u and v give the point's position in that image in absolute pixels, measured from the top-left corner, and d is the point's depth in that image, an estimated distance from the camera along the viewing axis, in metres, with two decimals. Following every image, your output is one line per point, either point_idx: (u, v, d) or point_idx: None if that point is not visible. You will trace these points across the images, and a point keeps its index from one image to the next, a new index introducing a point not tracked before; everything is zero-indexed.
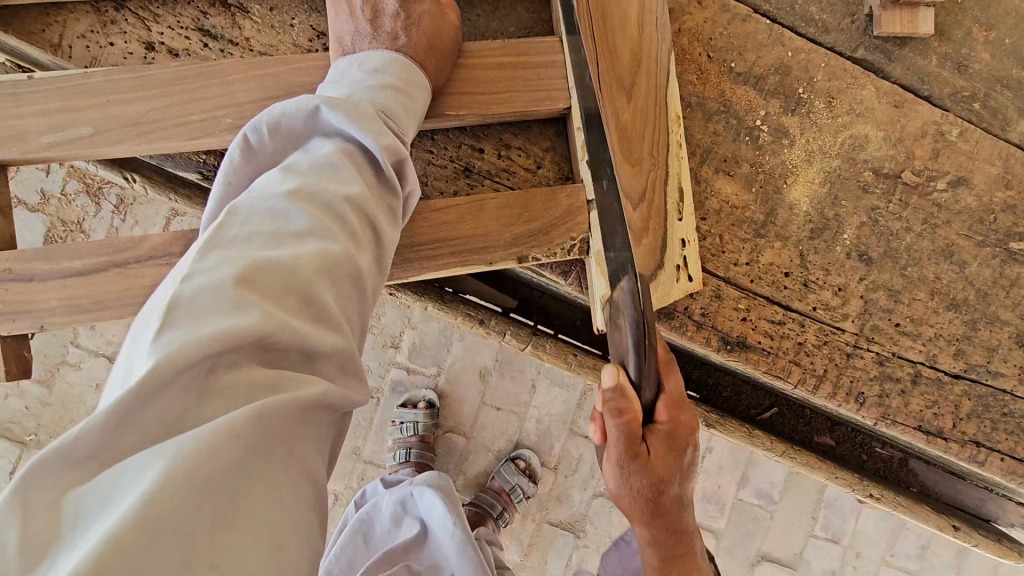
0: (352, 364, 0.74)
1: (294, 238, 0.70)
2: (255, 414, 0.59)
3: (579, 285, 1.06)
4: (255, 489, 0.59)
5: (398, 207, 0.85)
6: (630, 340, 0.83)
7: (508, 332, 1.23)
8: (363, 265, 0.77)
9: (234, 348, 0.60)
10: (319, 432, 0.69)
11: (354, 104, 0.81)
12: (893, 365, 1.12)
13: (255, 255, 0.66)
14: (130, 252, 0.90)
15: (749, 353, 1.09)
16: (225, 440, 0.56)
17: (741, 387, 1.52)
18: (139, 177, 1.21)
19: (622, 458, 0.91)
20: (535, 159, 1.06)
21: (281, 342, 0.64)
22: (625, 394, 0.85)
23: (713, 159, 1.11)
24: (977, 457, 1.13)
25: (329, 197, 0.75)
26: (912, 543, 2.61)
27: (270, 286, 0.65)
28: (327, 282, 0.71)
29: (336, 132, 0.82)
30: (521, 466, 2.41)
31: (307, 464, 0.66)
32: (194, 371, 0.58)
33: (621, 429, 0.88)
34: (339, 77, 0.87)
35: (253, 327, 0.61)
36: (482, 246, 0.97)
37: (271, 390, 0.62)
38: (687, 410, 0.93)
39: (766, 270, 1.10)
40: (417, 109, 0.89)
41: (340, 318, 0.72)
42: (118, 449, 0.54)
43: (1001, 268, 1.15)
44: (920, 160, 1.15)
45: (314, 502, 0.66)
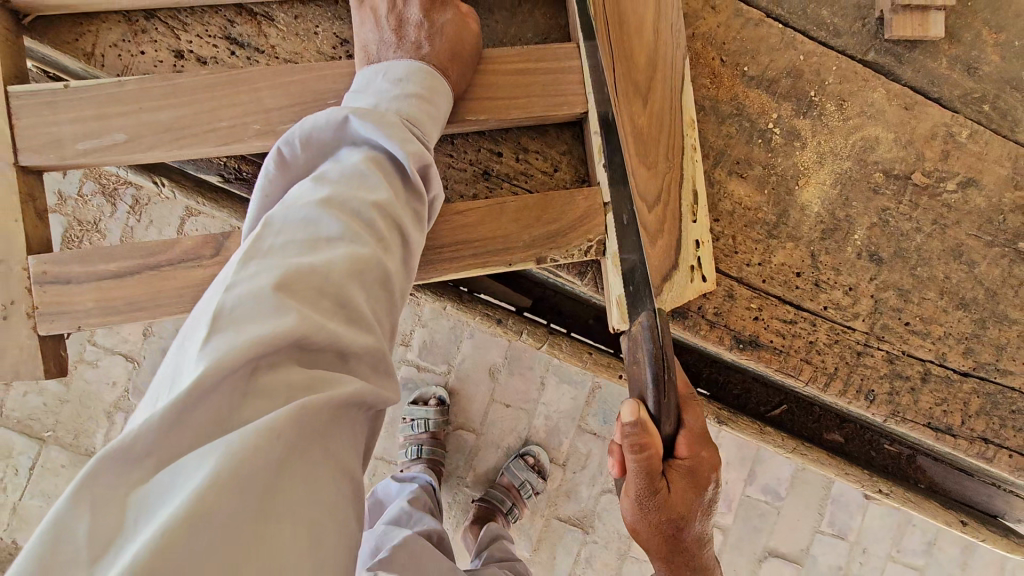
0: (382, 364, 0.77)
1: (326, 245, 0.73)
2: (296, 413, 0.62)
3: (594, 285, 1.09)
4: (297, 485, 0.62)
5: (422, 212, 0.88)
6: (648, 374, 0.87)
7: (524, 331, 1.25)
8: (391, 270, 0.80)
9: (276, 350, 0.63)
10: (352, 430, 0.72)
11: (381, 113, 0.84)
12: (903, 363, 1.15)
13: (291, 263, 0.70)
14: (163, 255, 0.93)
15: (761, 351, 1.11)
16: (268, 438, 0.59)
17: (751, 385, 1.54)
18: (165, 180, 1.24)
19: (643, 493, 0.92)
20: (552, 163, 1.08)
21: (317, 343, 0.67)
22: (646, 430, 0.86)
23: (727, 162, 1.13)
24: (986, 453, 1.15)
25: (358, 206, 0.78)
26: (918, 539, 2.64)
27: (306, 291, 0.68)
28: (358, 286, 0.74)
29: (364, 141, 0.85)
30: (531, 463, 2.44)
31: (343, 461, 0.69)
32: (238, 373, 0.61)
33: (643, 467, 0.89)
34: (365, 86, 0.90)
35: (292, 331, 0.64)
36: (502, 248, 0.99)
37: (309, 389, 0.66)
38: (707, 446, 0.95)
39: (778, 270, 1.12)
40: (440, 115, 0.92)
41: (370, 319, 0.75)
42: (170, 447, 0.57)
43: (1010, 267, 1.17)
44: (930, 162, 1.16)
45: (349, 497, 0.69)
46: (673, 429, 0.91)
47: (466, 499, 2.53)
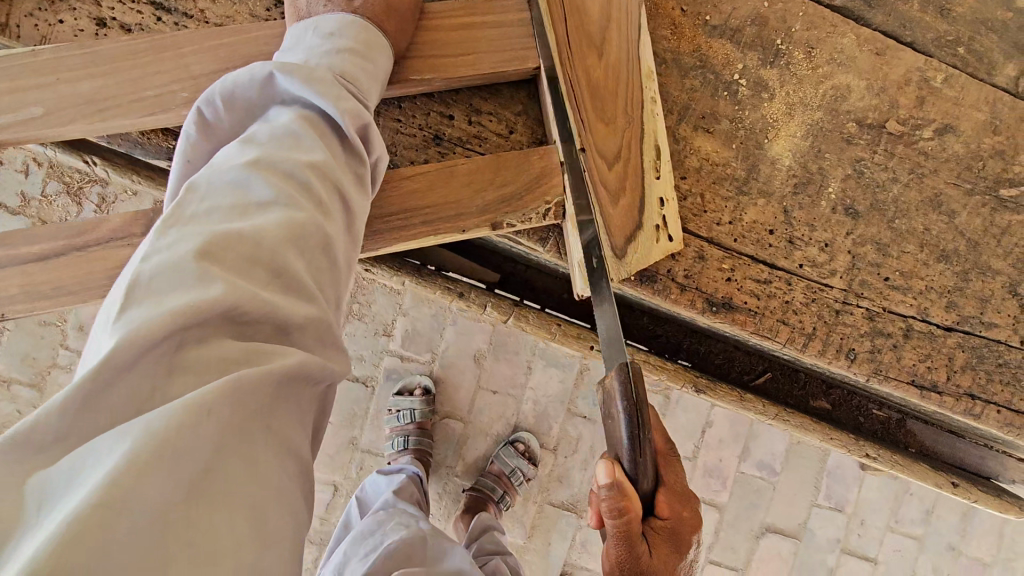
0: (329, 335, 0.70)
1: (259, 209, 0.66)
2: (228, 387, 0.55)
3: (557, 251, 1.04)
4: (235, 467, 0.55)
5: (365, 176, 0.82)
6: (624, 429, 0.77)
7: (489, 304, 1.20)
8: (332, 236, 0.73)
9: (204, 322, 0.56)
10: (298, 407, 0.65)
11: (311, 70, 0.77)
12: (883, 320, 1.10)
13: (217, 230, 0.62)
14: (90, 234, 0.87)
15: (735, 314, 1.06)
16: (198, 412, 0.52)
17: (733, 353, 1.49)
18: (97, 160, 1.18)
19: (623, 559, 0.81)
20: (507, 125, 1.03)
21: (251, 314, 0.60)
22: (624, 492, 0.77)
23: (692, 117, 1.07)
24: (973, 409, 1.11)
25: (292, 166, 0.71)
26: (915, 508, 2.63)
27: (237, 257, 0.61)
28: (296, 251, 0.67)
29: (295, 101, 0.78)
30: (521, 449, 2.40)
31: (288, 440, 0.62)
32: (158, 351, 0.54)
33: (620, 529, 0.80)
34: (295, 44, 0.84)
35: (221, 299, 0.56)
36: (455, 214, 0.94)
37: (244, 364, 0.58)
38: (687, 502, 0.84)
39: (750, 228, 1.07)
40: (378, 74, 0.87)
41: (311, 288, 0.68)
42: (82, 432, 0.50)
43: (991, 216, 1.13)
44: (905, 109, 1.11)
45: (295, 477, 0.62)
46: (654, 484, 0.81)
47: (456, 489, 2.48)
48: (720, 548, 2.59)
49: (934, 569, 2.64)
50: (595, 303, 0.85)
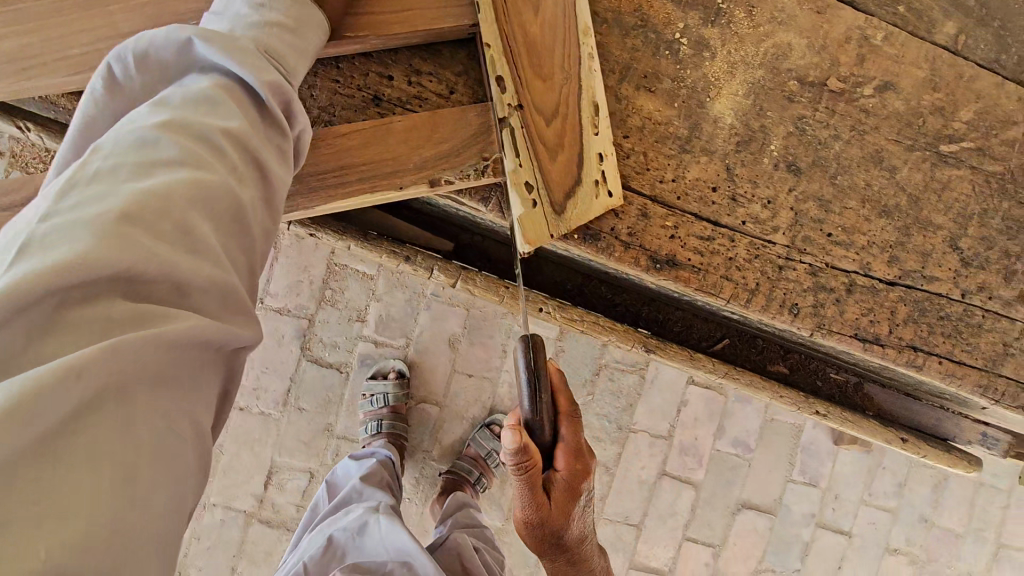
0: (235, 300, 0.66)
1: (162, 168, 0.62)
2: (103, 350, 0.51)
3: (500, 211, 1.03)
4: (108, 431, 0.51)
5: (288, 147, 0.78)
6: (524, 392, 0.85)
7: (436, 268, 1.20)
8: (246, 203, 0.69)
9: (90, 282, 0.52)
10: (196, 375, 0.62)
11: (231, 38, 0.73)
12: (826, 275, 1.11)
13: (115, 188, 0.58)
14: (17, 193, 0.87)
15: (678, 271, 1.07)
16: (60, 376, 0.48)
17: (692, 321, 1.49)
18: (32, 126, 1.17)
19: (526, 506, 0.91)
20: (448, 86, 1.02)
21: (146, 276, 0.56)
22: (527, 451, 0.84)
23: (634, 76, 1.08)
24: (915, 361, 1.13)
25: (203, 129, 0.66)
26: (888, 481, 2.67)
27: (130, 220, 0.56)
28: (201, 215, 0.63)
29: (214, 68, 0.73)
30: (497, 431, 2.40)
31: (181, 406, 0.59)
32: (35, 311, 0.51)
33: (524, 483, 0.88)
34: (223, 10, 0.80)
35: (106, 259, 0.53)
36: (391, 171, 0.94)
37: (134, 325, 0.54)
38: (583, 459, 0.92)
39: (692, 186, 1.08)
40: (309, 49, 0.84)
41: (219, 254, 0.63)
42: None
43: (932, 172, 1.15)
44: (845, 67, 1.12)
45: (187, 445, 0.59)
46: (552, 439, 0.89)
47: (433, 473, 2.47)
48: (697, 525, 2.60)
49: (908, 540, 2.68)
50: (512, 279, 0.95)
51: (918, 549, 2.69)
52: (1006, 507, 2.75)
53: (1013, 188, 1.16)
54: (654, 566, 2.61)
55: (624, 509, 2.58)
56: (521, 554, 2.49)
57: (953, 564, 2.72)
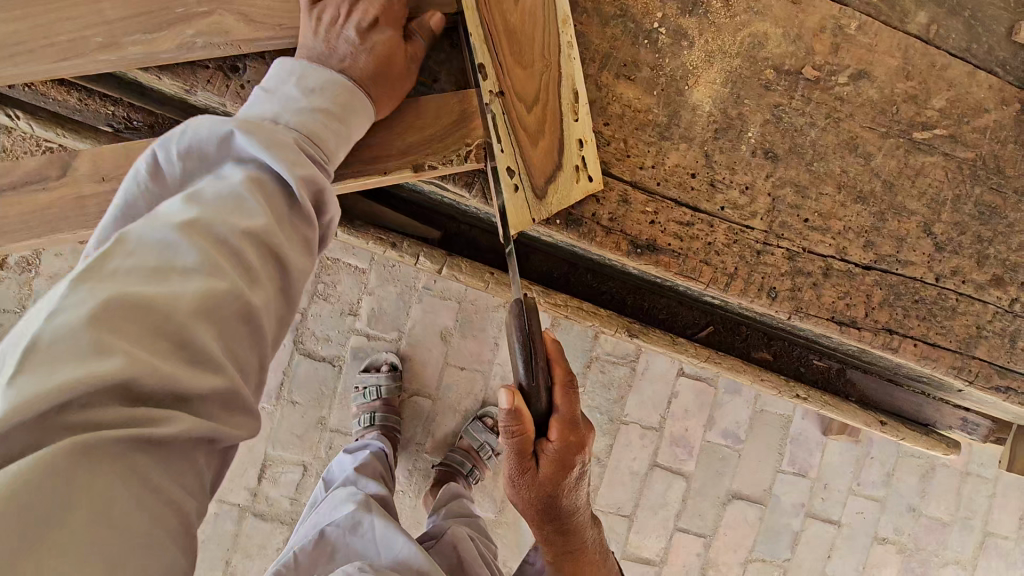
0: (240, 404, 0.65)
1: (173, 270, 0.62)
2: (78, 446, 0.52)
3: (483, 197, 1.05)
4: (84, 530, 0.51)
5: (313, 239, 0.77)
6: (519, 361, 0.82)
7: (422, 255, 1.22)
8: (258, 304, 0.67)
9: (88, 394, 0.53)
10: (192, 474, 0.61)
11: (270, 130, 0.76)
12: (804, 260, 1.14)
13: (125, 288, 0.58)
14: (4, 177, 0.88)
15: (659, 256, 1.09)
16: (35, 478, 0.49)
17: (677, 309, 1.52)
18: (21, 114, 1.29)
19: (514, 469, 0.92)
20: (431, 74, 1.04)
21: (143, 387, 0.56)
22: (518, 418, 0.82)
23: (614, 65, 1.10)
24: (891, 343, 1.16)
25: (222, 227, 0.67)
26: (876, 470, 2.71)
27: (139, 326, 0.57)
28: (211, 324, 0.62)
29: (248, 156, 0.75)
30: (489, 423, 2.43)
31: (168, 502, 0.58)
32: (25, 425, 0.51)
33: (514, 447, 0.87)
34: (274, 91, 0.84)
35: (105, 371, 0.53)
36: (375, 157, 0.97)
37: (126, 429, 0.55)
38: (579, 433, 0.88)
39: (672, 172, 1.11)
40: (348, 134, 0.87)
41: (226, 358, 0.63)
42: None
43: (906, 158, 1.18)
44: (820, 56, 1.15)
45: (172, 546, 0.57)
46: (547, 409, 0.86)
47: (426, 466, 2.49)
48: (688, 515, 2.63)
49: (895, 529, 2.72)
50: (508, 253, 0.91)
51: (905, 538, 2.73)
52: (992, 496, 2.79)
53: (985, 174, 1.19)
54: (646, 557, 2.64)
55: (616, 500, 2.61)
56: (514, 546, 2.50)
57: (940, 553, 2.76)
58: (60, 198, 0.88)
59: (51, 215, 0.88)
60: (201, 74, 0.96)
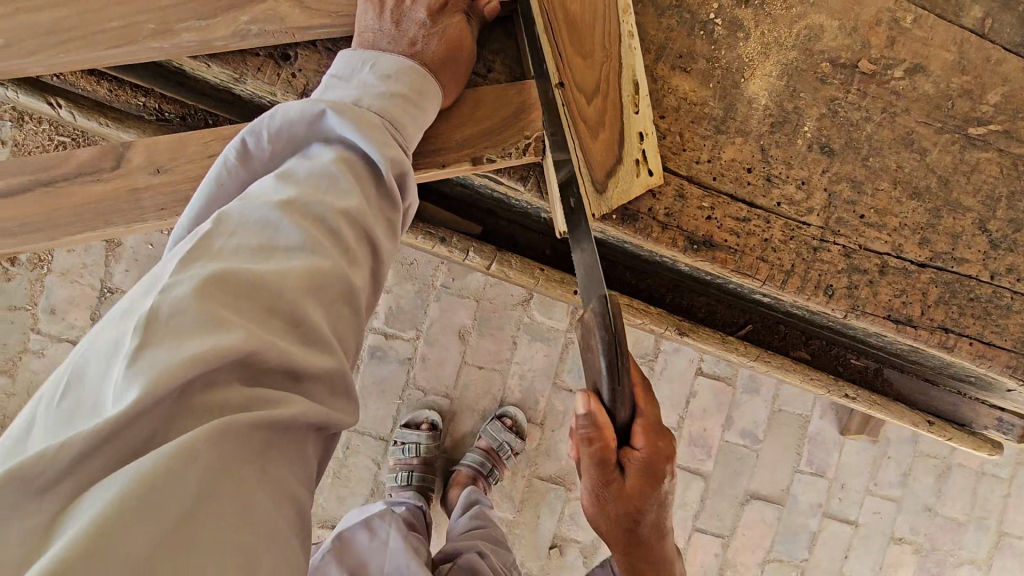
0: (342, 386, 0.75)
1: (285, 253, 0.71)
2: (214, 433, 0.58)
3: (538, 191, 1.03)
4: (223, 510, 0.58)
5: (396, 221, 0.85)
6: (603, 360, 0.82)
7: (471, 251, 1.19)
8: (355, 285, 0.77)
9: (217, 368, 0.61)
10: (296, 450, 0.69)
11: (360, 111, 0.81)
12: (859, 257, 1.12)
13: (239, 268, 0.67)
14: (57, 169, 0.86)
15: (715, 252, 1.07)
16: (180, 462, 0.55)
17: (715, 306, 1.50)
18: (65, 104, 1.25)
19: (597, 485, 0.90)
20: (486, 64, 1.01)
21: (263, 361, 0.64)
22: (599, 424, 0.84)
23: (669, 56, 1.08)
24: (946, 342, 1.14)
25: (322, 211, 0.75)
26: (894, 471, 2.70)
27: (256, 309, 0.66)
28: (316, 303, 0.71)
29: (338, 140, 0.82)
30: (508, 424, 2.40)
31: (284, 483, 0.66)
32: (166, 399, 0.58)
33: (598, 459, 0.87)
34: (348, 77, 0.85)
35: (234, 347, 0.61)
36: (434, 149, 0.94)
37: (248, 408, 0.63)
38: (663, 435, 0.88)
39: (728, 167, 1.08)
40: (424, 121, 0.88)
41: (330, 340, 0.72)
42: (89, 473, 0.54)
43: (961, 154, 1.16)
44: (876, 49, 1.13)
45: (291, 522, 0.66)
46: (629, 415, 0.86)
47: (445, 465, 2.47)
48: (705, 516, 2.61)
49: (912, 530, 2.71)
50: (574, 245, 0.89)
51: (922, 538, 2.72)
52: (1007, 496, 2.79)
53: None
54: None
55: None
56: (532, 547, 2.47)
57: (955, 553, 2.75)
58: (112, 190, 0.86)
59: (104, 207, 0.86)
60: (252, 62, 0.94)
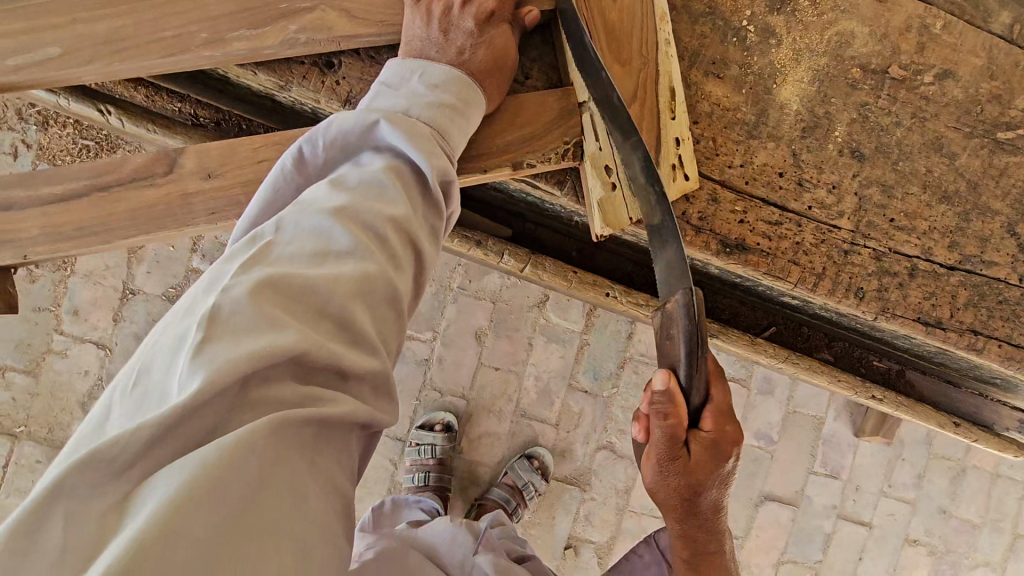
0: (384, 388, 0.76)
1: (336, 259, 0.73)
2: (273, 428, 0.61)
3: (575, 195, 1.05)
4: (280, 503, 0.60)
5: (439, 227, 0.87)
6: (683, 347, 0.81)
7: (506, 253, 1.21)
8: (400, 289, 0.78)
9: (272, 366, 0.63)
10: (343, 448, 0.71)
11: (412, 123, 0.84)
12: (890, 260, 1.13)
13: (291, 270, 0.69)
14: (112, 175, 0.89)
15: (748, 255, 1.09)
16: (242, 453, 0.58)
17: (739, 308, 1.51)
18: (113, 109, 1.25)
19: (662, 461, 0.90)
20: (523, 71, 1.03)
21: (315, 361, 0.67)
22: (674, 403, 0.83)
23: (703, 62, 1.09)
24: (975, 344, 1.15)
25: (371, 217, 0.77)
26: (909, 472, 2.70)
27: (306, 311, 0.68)
28: (363, 306, 0.73)
29: (388, 149, 0.85)
30: (535, 464, 2.40)
31: (333, 479, 0.68)
32: (227, 393, 0.61)
33: (667, 437, 0.86)
34: (398, 86, 0.87)
35: (289, 347, 0.63)
36: (475, 155, 0.96)
37: (301, 405, 0.65)
38: (730, 419, 0.89)
39: (760, 171, 1.10)
40: (468, 127, 0.90)
41: (377, 343, 0.74)
42: (157, 458, 0.57)
43: (991, 157, 1.17)
44: (906, 55, 1.14)
45: (338, 518, 0.68)
46: (701, 400, 0.85)
47: (462, 466, 2.47)
48: None
49: (926, 531, 2.71)
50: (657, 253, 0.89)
51: (936, 540, 2.72)
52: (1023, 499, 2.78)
53: None
54: None
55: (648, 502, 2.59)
56: (548, 547, 2.48)
57: (970, 555, 2.75)
58: (166, 195, 0.88)
59: (157, 212, 0.88)
60: (297, 70, 0.96)
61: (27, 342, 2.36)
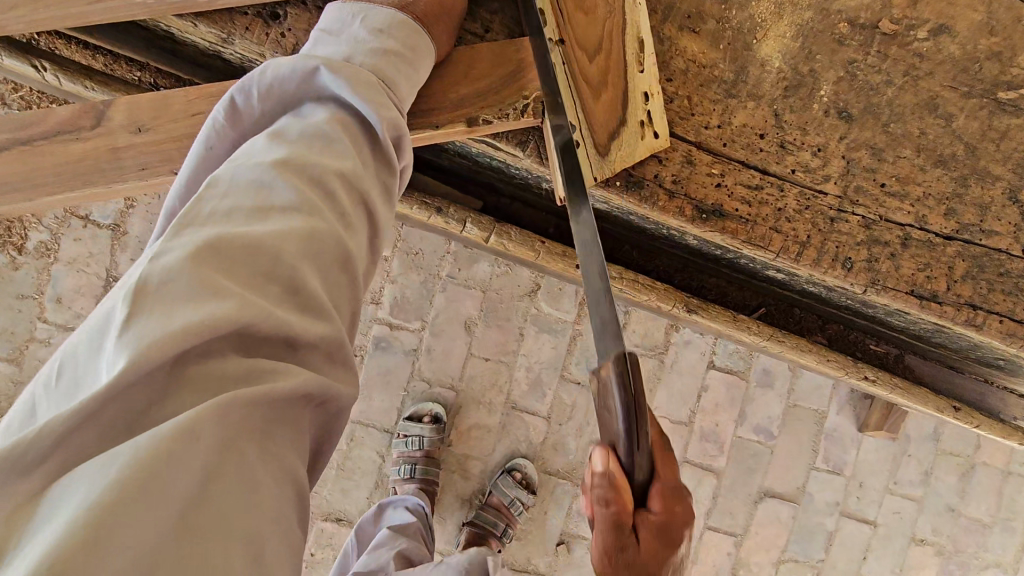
0: (342, 355, 0.68)
1: (286, 222, 0.65)
2: (217, 409, 0.54)
3: (538, 156, 0.99)
4: (230, 493, 0.54)
5: (392, 185, 0.81)
6: (620, 422, 0.71)
7: (469, 222, 1.16)
8: (353, 251, 0.72)
9: (215, 338, 0.56)
10: (298, 424, 0.64)
11: (355, 70, 0.77)
12: (880, 228, 1.06)
13: (234, 232, 0.61)
14: (33, 128, 0.87)
15: (725, 222, 1.01)
16: (180, 441, 0.51)
17: (726, 289, 1.43)
18: (49, 66, 1.18)
19: (607, 553, 0.75)
20: (482, 24, 0.98)
21: (262, 332, 0.59)
22: (616, 485, 0.73)
23: (678, 16, 1.03)
24: (974, 320, 1.06)
25: (322, 172, 0.71)
26: (915, 469, 2.60)
27: (253, 277, 0.61)
28: (312, 269, 0.66)
29: (332, 100, 0.78)
30: (518, 479, 2.32)
31: (287, 462, 0.61)
32: (160, 370, 0.53)
33: (610, 518, 0.74)
34: (338, 32, 0.82)
35: (231, 317, 0.56)
36: (427, 110, 0.92)
37: (248, 381, 0.57)
38: (683, 501, 0.76)
39: (739, 132, 1.03)
40: (416, 76, 0.85)
41: (330, 307, 0.66)
42: (79, 447, 0.50)
43: (990, 120, 1.08)
44: (898, 8, 1.06)
45: (293, 499, 0.61)
46: (647, 478, 0.74)
47: (450, 459, 2.40)
48: (716, 513, 2.53)
49: (934, 531, 2.60)
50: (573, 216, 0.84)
51: (944, 540, 2.61)
52: None
53: None
54: None
55: None
56: (539, 543, 2.41)
57: (980, 556, 2.64)
58: (93, 149, 0.86)
59: (84, 167, 0.86)
60: (240, 21, 0.91)
61: (9, 330, 2.31)
